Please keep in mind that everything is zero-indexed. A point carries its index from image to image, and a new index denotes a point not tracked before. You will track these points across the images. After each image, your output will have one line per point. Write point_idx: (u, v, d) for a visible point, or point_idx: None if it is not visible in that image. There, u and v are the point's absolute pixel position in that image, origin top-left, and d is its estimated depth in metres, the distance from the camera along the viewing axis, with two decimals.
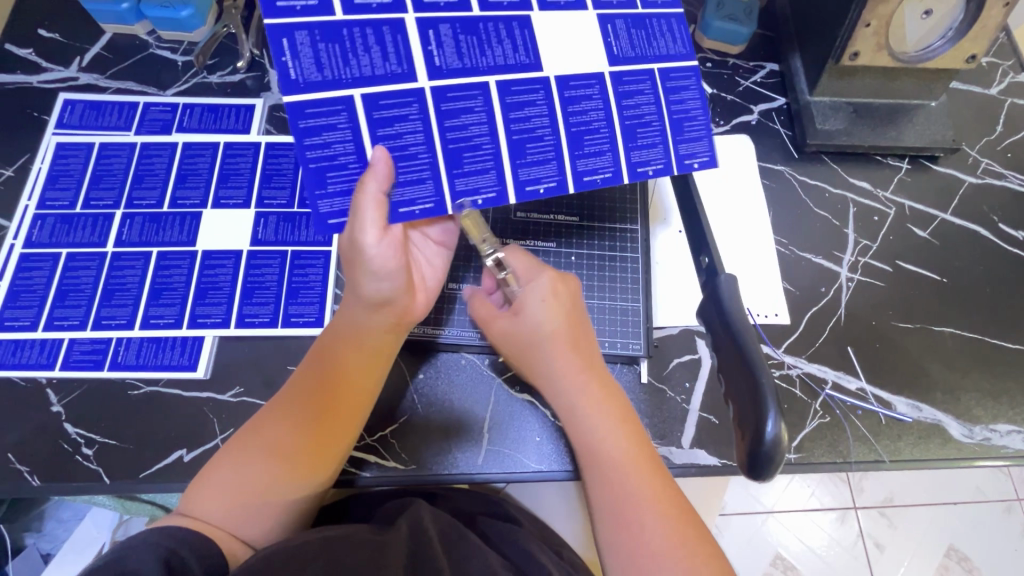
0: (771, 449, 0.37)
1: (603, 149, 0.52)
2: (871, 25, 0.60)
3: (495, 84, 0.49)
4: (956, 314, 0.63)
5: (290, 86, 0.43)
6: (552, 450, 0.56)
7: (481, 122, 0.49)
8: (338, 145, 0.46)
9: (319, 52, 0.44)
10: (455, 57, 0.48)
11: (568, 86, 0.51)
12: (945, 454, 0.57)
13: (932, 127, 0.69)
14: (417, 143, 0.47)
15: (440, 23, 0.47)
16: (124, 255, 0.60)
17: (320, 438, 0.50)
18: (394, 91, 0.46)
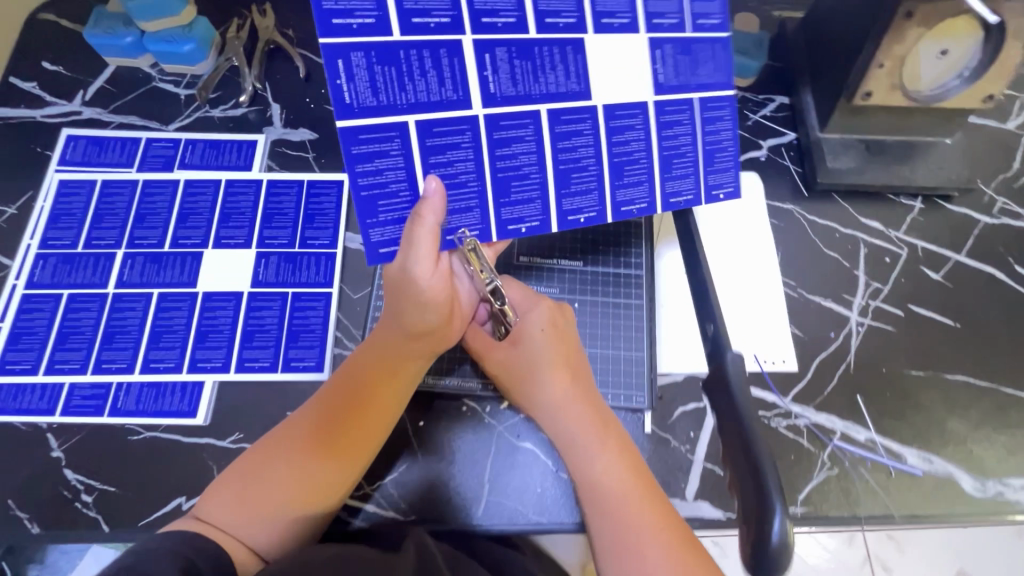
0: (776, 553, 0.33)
1: (642, 179, 0.53)
2: (885, 65, 0.59)
3: (545, 111, 0.49)
4: (969, 361, 0.61)
5: (347, 111, 0.43)
6: (553, 502, 0.55)
7: (527, 150, 0.49)
8: (390, 172, 0.46)
9: (376, 77, 0.43)
10: (509, 82, 0.47)
11: (616, 111, 0.50)
12: (956, 509, 0.55)
13: (946, 166, 0.67)
14: (467, 171, 0.48)
15: (496, 45, 0.46)
16: (125, 296, 0.60)
17: (334, 456, 0.49)
18: (449, 115, 0.46)
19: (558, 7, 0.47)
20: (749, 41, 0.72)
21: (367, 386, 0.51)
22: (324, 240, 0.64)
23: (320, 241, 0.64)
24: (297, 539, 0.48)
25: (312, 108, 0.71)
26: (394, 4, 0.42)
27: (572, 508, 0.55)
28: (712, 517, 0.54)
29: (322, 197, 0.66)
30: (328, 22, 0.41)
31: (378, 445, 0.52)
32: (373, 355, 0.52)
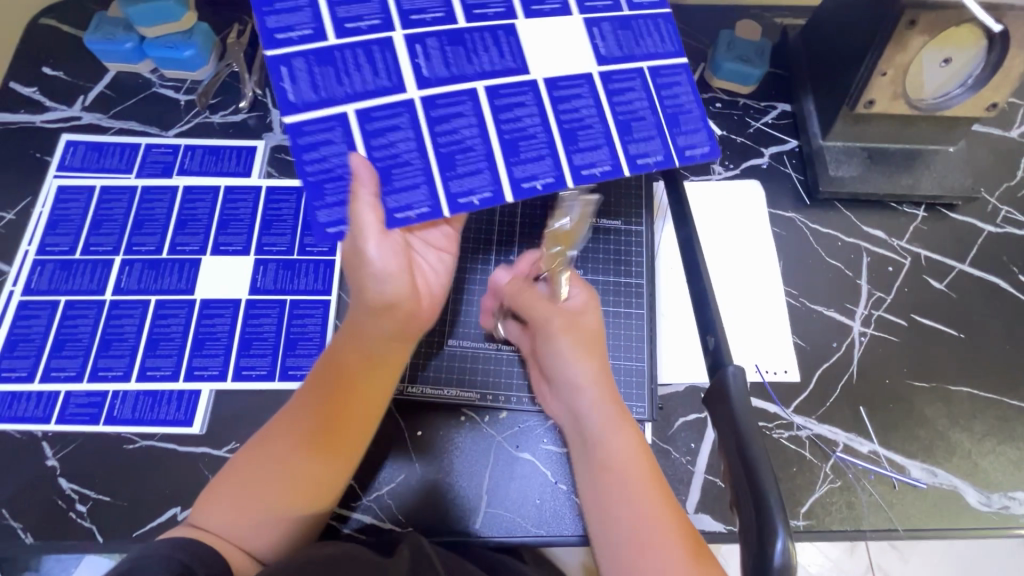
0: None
1: (599, 142, 0.49)
2: (887, 73, 0.58)
3: (484, 88, 0.48)
4: (974, 372, 0.61)
5: (290, 106, 0.43)
6: (553, 514, 0.54)
7: (473, 125, 0.47)
8: (335, 159, 0.44)
9: (312, 73, 0.44)
10: (455, 67, 0.47)
11: (559, 84, 0.49)
12: (962, 523, 0.55)
13: (950, 174, 0.67)
14: (409, 149, 0.45)
15: (434, 38, 0.47)
16: (122, 303, 0.60)
17: (323, 450, 0.48)
18: (389, 101, 0.45)
19: (485, 2, 0.49)
20: (751, 48, 0.71)
21: (344, 373, 0.49)
22: (324, 247, 0.63)
23: (319, 247, 0.63)
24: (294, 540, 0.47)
25: None
26: (328, 14, 0.45)
27: (571, 521, 0.54)
28: (713, 529, 0.53)
29: None
30: (269, 33, 0.44)
31: (357, 438, 0.50)
32: (346, 343, 0.49)
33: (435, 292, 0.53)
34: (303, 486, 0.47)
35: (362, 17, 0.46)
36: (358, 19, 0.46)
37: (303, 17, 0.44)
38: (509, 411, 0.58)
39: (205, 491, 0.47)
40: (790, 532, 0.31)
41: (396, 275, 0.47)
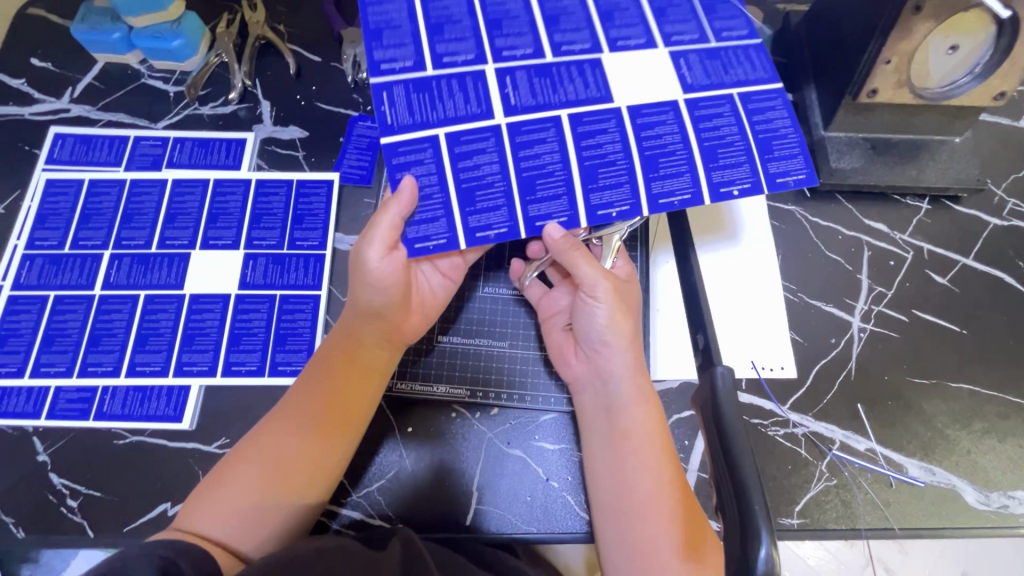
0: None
1: (681, 169, 0.47)
2: (891, 61, 0.56)
3: (568, 114, 0.47)
4: (976, 369, 0.59)
5: (388, 131, 0.45)
6: (543, 511, 0.54)
7: (556, 152, 0.46)
8: (423, 180, 0.45)
9: (411, 101, 0.45)
10: (547, 94, 0.47)
11: (648, 112, 0.48)
12: (959, 523, 0.54)
13: (955, 166, 0.65)
14: (493, 173, 0.46)
15: (523, 68, 0.47)
16: (112, 298, 0.59)
17: (321, 446, 0.49)
18: (479, 127, 0.46)
19: (575, 38, 0.49)
20: None
21: (345, 373, 0.52)
22: (314, 241, 0.63)
23: (309, 241, 0.62)
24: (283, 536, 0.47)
25: (302, 105, 0.70)
26: (428, 49, 0.47)
27: (562, 518, 0.54)
28: None
29: (312, 197, 0.65)
30: (372, 66, 0.46)
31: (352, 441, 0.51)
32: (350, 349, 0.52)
33: (430, 309, 0.56)
34: (297, 482, 0.47)
35: (462, 51, 0.47)
36: (452, 55, 0.47)
37: (407, 54, 0.46)
38: (500, 408, 0.57)
39: (193, 493, 0.47)
40: (773, 535, 0.31)
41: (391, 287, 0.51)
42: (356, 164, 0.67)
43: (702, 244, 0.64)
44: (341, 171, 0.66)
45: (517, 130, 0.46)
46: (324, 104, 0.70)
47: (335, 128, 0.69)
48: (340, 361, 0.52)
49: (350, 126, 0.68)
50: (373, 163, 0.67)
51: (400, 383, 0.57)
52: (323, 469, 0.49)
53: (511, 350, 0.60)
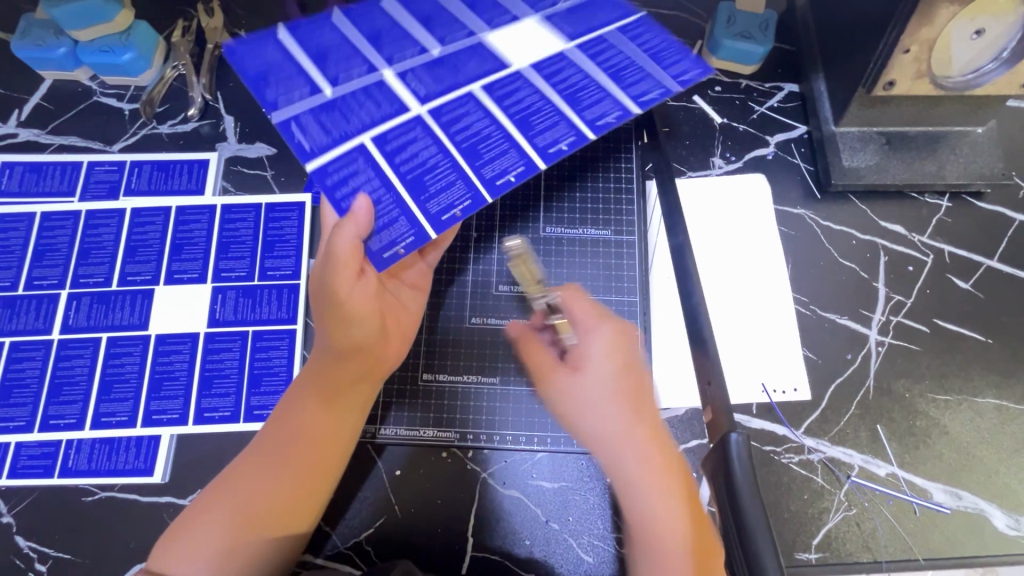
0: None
1: (606, 93, 0.46)
2: (910, 50, 0.51)
3: (472, 90, 0.46)
4: (1003, 380, 0.55)
5: (312, 157, 0.42)
6: (542, 557, 0.50)
7: (484, 120, 0.45)
8: (365, 190, 0.42)
9: (324, 124, 0.43)
10: (451, 78, 0.46)
11: (550, 64, 0.47)
12: (988, 550, 0.50)
13: (977, 160, 0.60)
14: (432, 154, 0.44)
15: (416, 52, 0.47)
16: (71, 343, 0.55)
17: (315, 467, 0.45)
18: (395, 122, 0.44)
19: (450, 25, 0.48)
20: (755, 22, 0.63)
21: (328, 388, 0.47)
22: (287, 270, 0.58)
23: (281, 271, 0.58)
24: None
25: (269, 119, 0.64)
26: (320, 73, 0.44)
27: (563, 565, 0.50)
28: None
29: (282, 221, 0.60)
30: (280, 101, 0.42)
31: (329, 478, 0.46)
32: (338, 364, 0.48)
33: (406, 330, 0.52)
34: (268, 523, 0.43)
35: (357, 59, 0.45)
36: (343, 66, 0.45)
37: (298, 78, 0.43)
38: (494, 448, 0.53)
39: (164, 535, 0.44)
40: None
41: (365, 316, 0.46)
42: None
43: (705, 256, 0.59)
44: (314, 192, 0.61)
45: (440, 115, 0.45)
46: None
47: None
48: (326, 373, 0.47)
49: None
50: None
51: (385, 427, 0.53)
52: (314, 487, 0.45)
53: (504, 386, 0.55)
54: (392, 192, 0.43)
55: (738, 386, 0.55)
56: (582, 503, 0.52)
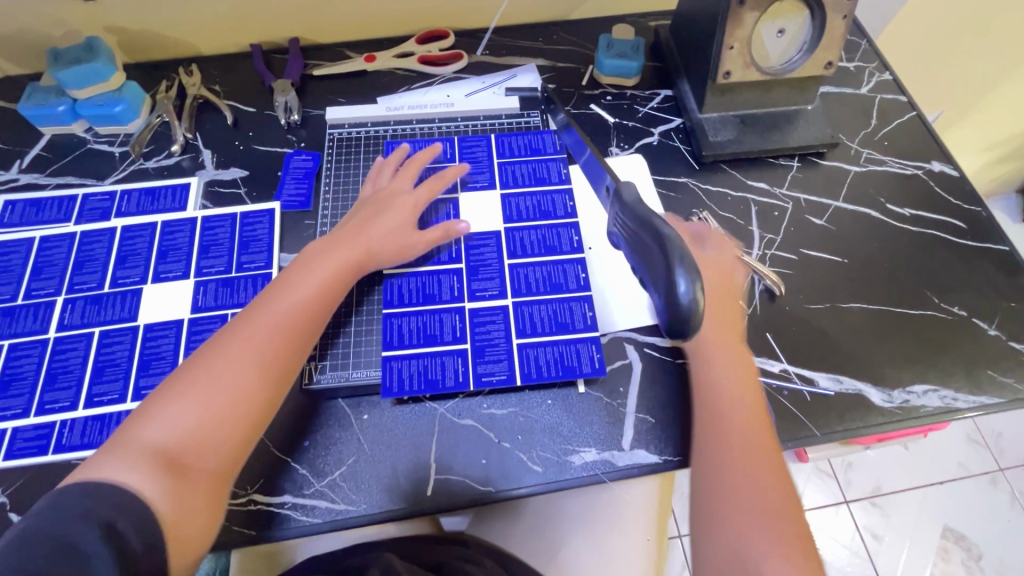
0: (693, 310, 0.50)
1: (549, 158, 0.74)
2: (734, 47, 0.68)
3: (510, 265, 0.66)
4: (860, 289, 0.68)
5: (527, 377, 0.60)
6: (500, 470, 0.57)
7: (537, 268, 0.66)
8: (530, 276, 0.65)
9: (470, 287, 0.65)
10: (492, 277, 0.65)
11: (514, 230, 0.69)
12: (870, 420, 0.60)
13: (812, 128, 0.76)
14: (532, 235, 0.68)
15: (456, 278, 0.65)
16: (66, 338, 0.62)
17: (263, 387, 0.51)
18: (511, 320, 0.63)
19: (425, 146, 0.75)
20: (628, 46, 0.81)
21: (272, 364, 0.52)
22: (260, 263, 0.68)
23: (255, 264, 0.67)
24: (200, 448, 0.47)
25: (241, 149, 0.77)
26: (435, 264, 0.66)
27: (519, 474, 0.57)
28: (648, 462, 0.58)
29: (255, 225, 0.70)
30: (469, 378, 0.60)
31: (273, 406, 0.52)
32: (231, 326, 0.54)
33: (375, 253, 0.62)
34: (225, 428, 0.48)
35: (443, 315, 0.63)
36: (450, 330, 0.62)
37: (453, 377, 0.60)
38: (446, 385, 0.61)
39: (135, 418, 0.48)
40: (691, 273, 0.49)
41: (385, 243, 0.63)
42: (295, 193, 0.73)
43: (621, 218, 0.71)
44: (281, 200, 0.72)
45: (520, 290, 0.65)
46: (261, 146, 0.77)
47: (273, 166, 0.75)
48: (273, 360, 0.52)
49: (385, 370, 0.60)
50: (310, 190, 0.73)
51: (357, 371, 0.61)
52: (274, 400, 0.52)
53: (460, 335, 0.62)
54: (557, 348, 0.61)
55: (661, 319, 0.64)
56: (529, 423, 0.59)
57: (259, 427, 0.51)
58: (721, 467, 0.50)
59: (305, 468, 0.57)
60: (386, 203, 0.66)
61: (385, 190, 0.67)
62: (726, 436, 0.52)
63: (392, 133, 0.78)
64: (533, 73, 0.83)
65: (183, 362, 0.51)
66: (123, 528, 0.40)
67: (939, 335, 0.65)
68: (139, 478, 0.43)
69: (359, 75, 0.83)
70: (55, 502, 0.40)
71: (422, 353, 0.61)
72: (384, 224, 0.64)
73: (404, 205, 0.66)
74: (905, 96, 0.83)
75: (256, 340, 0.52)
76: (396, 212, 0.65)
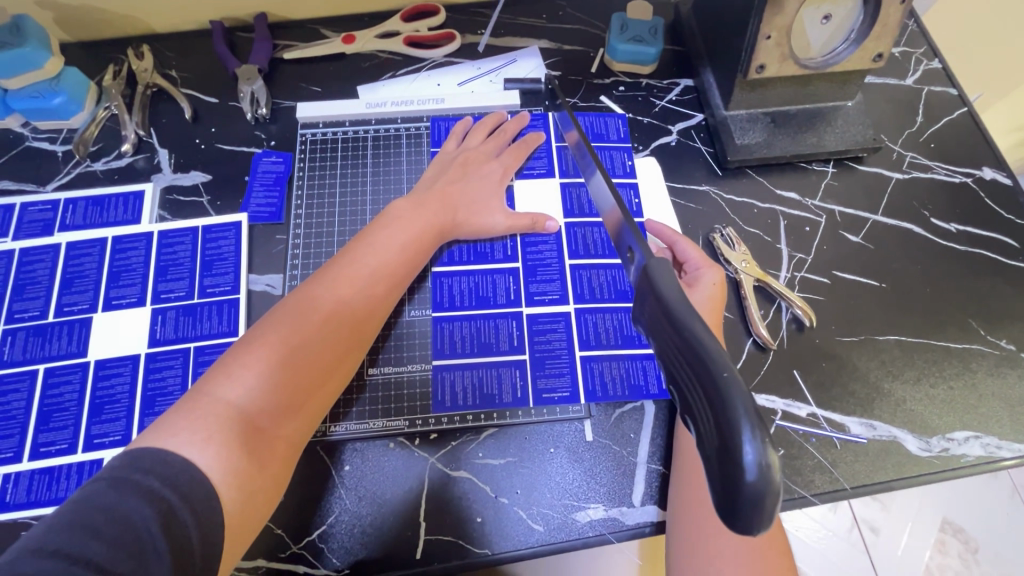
0: (760, 493, 0.23)
1: (612, 147, 0.68)
2: (771, 36, 0.57)
3: (570, 266, 0.62)
4: (899, 319, 0.61)
5: (591, 394, 0.56)
6: (497, 528, 0.52)
7: (599, 273, 0.61)
8: (595, 277, 0.61)
9: (529, 288, 0.61)
10: (552, 279, 0.61)
11: (575, 226, 0.64)
12: (904, 472, 0.55)
13: (852, 128, 0.67)
14: (597, 231, 0.64)
15: (513, 279, 0.61)
16: (7, 378, 0.55)
17: (348, 346, 0.48)
18: (574, 329, 0.59)
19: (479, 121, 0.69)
20: (645, 28, 0.71)
21: (361, 321, 0.50)
22: (226, 286, 0.60)
23: (221, 287, 0.60)
24: (281, 409, 0.43)
25: (202, 148, 0.67)
26: (494, 262, 0.62)
27: (519, 535, 0.51)
28: (661, 520, 0.52)
29: (220, 241, 0.62)
30: (528, 394, 0.56)
31: (350, 371, 0.49)
32: (314, 277, 0.50)
33: (460, 219, 0.60)
34: (310, 389, 0.45)
35: (499, 321, 0.59)
36: (507, 338, 0.58)
37: (511, 393, 0.56)
38: (440, 431, 0.55)
39: (210, 370, 0.42)
40: (763, 434, 0.24)
41: (473, 208, 0.61)
42: (264, 202, 0.64)
43: (685, 214, 0.66)
44: (249, 211, 0.64)
45: (583, 295, 0.60)
46: (225, 144, 0.67)
47: (238, 168, 0.66)
48: (361, 317, 0.50)
49: (438, 382, 0.56)
50: (281, 199, 0.65)
51: (355, 423, 0.55)
52: (354, 362, 0.50)
53: (479, 361, 0.57)
54: (624, 362, 0.58)
55: (735, 319, 0.60)
56: (532, 475, 0.54)
57: (335, 392, 0.49)
58: (683, 549, 0.46)
59: (283, 528, 0.51)
60: (473, 167, 0.63)
61: (474, 150, 0.64)
62: (681, 510, 0.48)
63: (374, 134, 0.68)
64: (536, 58, 0.73)
65: (262, 318, 0.46)
66: (185, 518, 0.34)
67: (983, 373, 0.59)
68: (215, 439, 0.38)
69: (337, 58, 0.73)
70: (127, 466, 0.34)
71: (476, 364, 0.57)
72: (472, 188, 0.62)
73: (493, 173, 0.64)
74: (955, 89, 0.73)
75: (343, 294, 0.49)
76: (481, 177, 0.63)
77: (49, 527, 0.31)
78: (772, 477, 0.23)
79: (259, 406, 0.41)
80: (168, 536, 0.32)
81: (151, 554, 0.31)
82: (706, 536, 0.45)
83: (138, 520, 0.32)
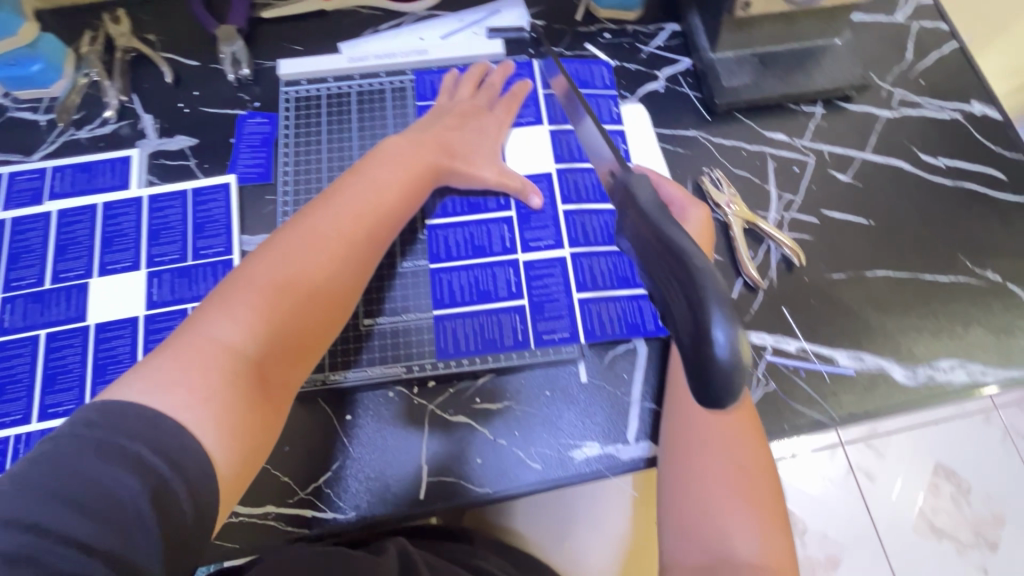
0: (730, 371, 0.25)
1: (597, 94, 0.67)
2: None
3: (563, 212, 0.62)
4: (888, 254, 0.62)
5: (590, 334, 0.57)
6: (496, 468, 0.53)
7: (591, 219, 0.62)
8: (586, 223, 0.62)
9: (521, 236, 0.61)
10: (545, 226, 0.61)
11: (566, 173, 0.64)
12: (891, 400, 0.56)
13: (841, 66, 0.66)
14: (586, 178, 0.64)
15: (506, 228, 0.61)
16: (9, 343, 0.56)
17: (340, 284, 0.48)
18: (571, 273, 0.59)
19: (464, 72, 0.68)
20: None
21: (351, 261, 0.49)
22: (219, 247, 0.60)
23: (214, 249, 0.60)
24: (273, 346, 0.43)
25: (186, 112, 0.66)
26: (486, 212, 0.62)
27: (518, 474, 0.53)
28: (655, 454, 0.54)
29: (210, 204, 0.62)
30: (529, 336, 0.57)
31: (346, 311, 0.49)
32: (303, 218, 0.49)
33: (455, 164, 0.59)
34: (304, 327, 0.45)
35: (495, 269, 0.59)
36: (504, 285, 0.59)
37: (512, 336, 0.57)
38: (438, 378, 0.56)
39: (202, 307, 0.43)
40: (733, 317, 0.25)
41: (468, 156, 0.60)
42: (252, 162, 0.64)
43: (673, 159, 0.66)
44: (237, 172, 0.64)
45: (577, 240, 0.61)
46: (208, 107, 0.67)
47: (224, 131, 0.66)
48: (351, 257, 0.49)
49: (439, 330, 0.57)
50: (268, 159, 0.64)
51: (356, 373, 0.56)
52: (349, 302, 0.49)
53: (476, 307, 0.58)
54: (621, 303, 0.58)
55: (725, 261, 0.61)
56: (529, 417, 0.55)
57: (333, 332, 0.48)
58: (675, 477, 0.47)
59: (289, 475, 0.52)
60: (470, 118, 0.63)
61: (467, 103, 0.64)
62: (672, 443, 0.49)
63: (359, 89, 0.68)
64: (520, 8, 0.72)
65: (252, 258, 0.46)
66: (176, 484, 0.34)
67: (970, 303, 0.60)
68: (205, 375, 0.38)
69: (316, 16, 0.71)
70: (109, 427, 0.34)
71: (476, 311, 0.58)
72: (468, 138, 0.61)
73: (490, 125, 0.63)
74: (946, 24, 0.72)
75: (330, 233, 0.48)
76: (477, 129, 0.63)
77: (32, 498, 0.31)
78: (740, 359, 0.25)
79: (249, 342, 0.42)
80: (158, 505, 0.32)
81: (136, 527, 0.31)
82: (698, 465, 0.47)
83: (125, 494, 0.32)
